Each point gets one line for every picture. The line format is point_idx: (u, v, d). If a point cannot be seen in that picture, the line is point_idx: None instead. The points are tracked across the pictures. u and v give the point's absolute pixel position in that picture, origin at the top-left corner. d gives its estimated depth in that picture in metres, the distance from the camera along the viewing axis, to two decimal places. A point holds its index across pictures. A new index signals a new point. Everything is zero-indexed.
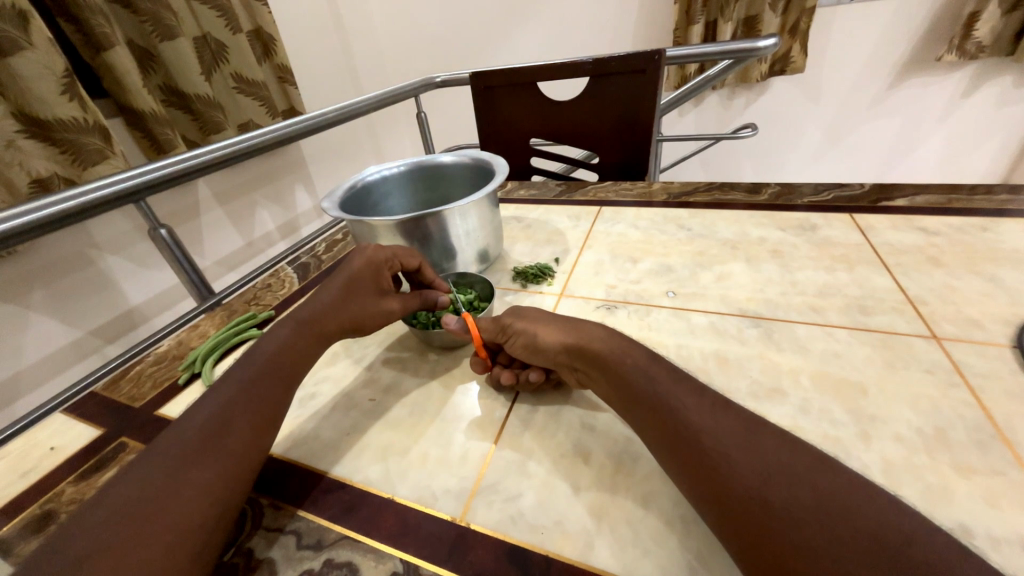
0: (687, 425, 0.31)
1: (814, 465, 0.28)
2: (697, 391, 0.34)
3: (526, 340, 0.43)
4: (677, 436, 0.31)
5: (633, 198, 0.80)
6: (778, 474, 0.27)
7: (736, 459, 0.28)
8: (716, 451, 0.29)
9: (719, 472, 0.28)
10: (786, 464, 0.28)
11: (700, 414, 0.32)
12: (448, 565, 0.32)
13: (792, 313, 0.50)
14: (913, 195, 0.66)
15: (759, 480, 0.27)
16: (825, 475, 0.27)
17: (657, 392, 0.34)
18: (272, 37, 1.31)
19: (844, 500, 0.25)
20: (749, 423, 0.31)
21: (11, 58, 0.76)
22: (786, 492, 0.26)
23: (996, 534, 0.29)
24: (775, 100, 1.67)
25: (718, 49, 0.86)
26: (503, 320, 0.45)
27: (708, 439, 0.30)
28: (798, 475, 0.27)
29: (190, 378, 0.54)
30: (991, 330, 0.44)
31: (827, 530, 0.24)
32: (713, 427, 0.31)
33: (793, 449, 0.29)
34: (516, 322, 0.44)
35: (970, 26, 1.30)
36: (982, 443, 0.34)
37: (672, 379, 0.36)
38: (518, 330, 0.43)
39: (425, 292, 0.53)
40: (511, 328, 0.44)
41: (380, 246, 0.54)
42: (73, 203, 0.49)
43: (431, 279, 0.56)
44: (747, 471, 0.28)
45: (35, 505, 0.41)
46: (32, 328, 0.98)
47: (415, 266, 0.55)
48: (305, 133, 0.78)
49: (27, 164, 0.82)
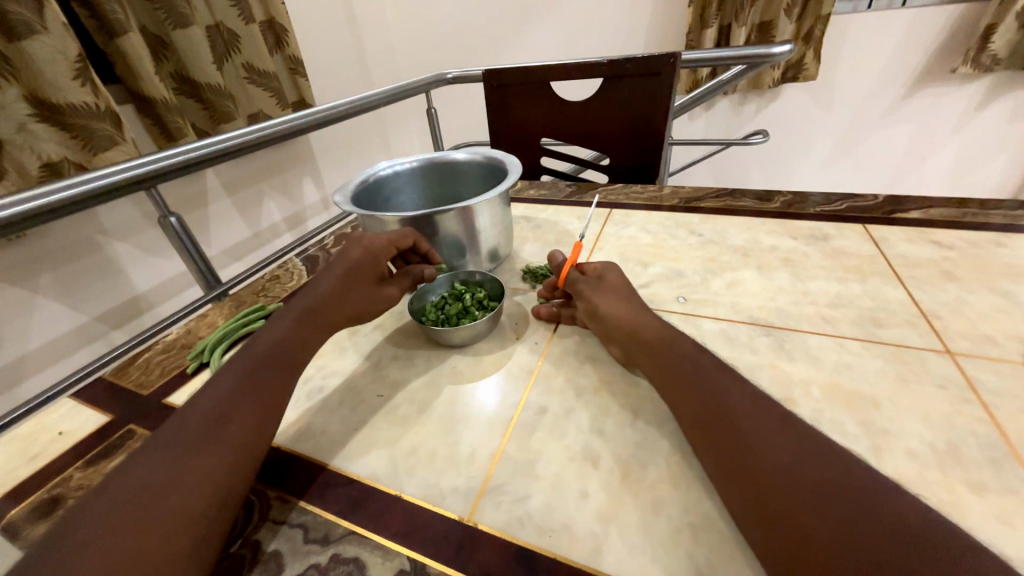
0: (722, 409, 0.33)
1: (840, 459, 0.28)
2: (729, 385, 0.35)
3: (588, 306, 0.48)
4: (710, 418, 0.33)
5: (644, 201, 0.79)
6: (806, 462, 0.28)
7: (765, 445, 0.30)
8: (747, 435, 0.31)
9: (746, 454, 0.30)
10: (815, 453, 0.29)
11: (734, 402, 0.33)
12: (455, 566, 0.32)
13: (804, 323, 0.49)
14: (926, 207, 0.66)
15: (785, 466, 0.28)
16: (851, 468, 0.28)
17: (696, 379, 0.36)
18: (285, 28, 1.31)
19: (867, 491, 0.26)
20: (781, 418, 0.32)
21: (24, 42, 0.76)
22: (812, 478, 0.27)
23: (1012, 555, 0.28)
24: (787, 107, 1.66)
25: (733, 54, 0.85)
26: (578, 286, 0.50)
27: (740, 423, 0.32)
28: (824, 464, 0.28)
29: (198, 368, 0.54)
30: (1005, 347, 0.43)
31: (846, 511, 0.25)
32: (745, 414, 0.32)
33: (823, 443, 0.30)
34: (587, 290, 0.48)
35: (986, 38, 1.29)
36: (996, 461, 0.34)
37: (714, 368, 0.37)
38: (587, 296, 0.48)
39: (413, 268, 0.56)
40: (582, 293, 0.49)
41: (375, 234, 0.54)
42: (85, 188, 0.49)
43: (426, 252, 0.57)
44: (776, 455, 0.29)
45: (43, 490, 0.41)
46: (39, 312, 0.98)
47: (409, 245, 0.55)
48: (316, 126, 0.78)
49: (37, 148, 0.82)
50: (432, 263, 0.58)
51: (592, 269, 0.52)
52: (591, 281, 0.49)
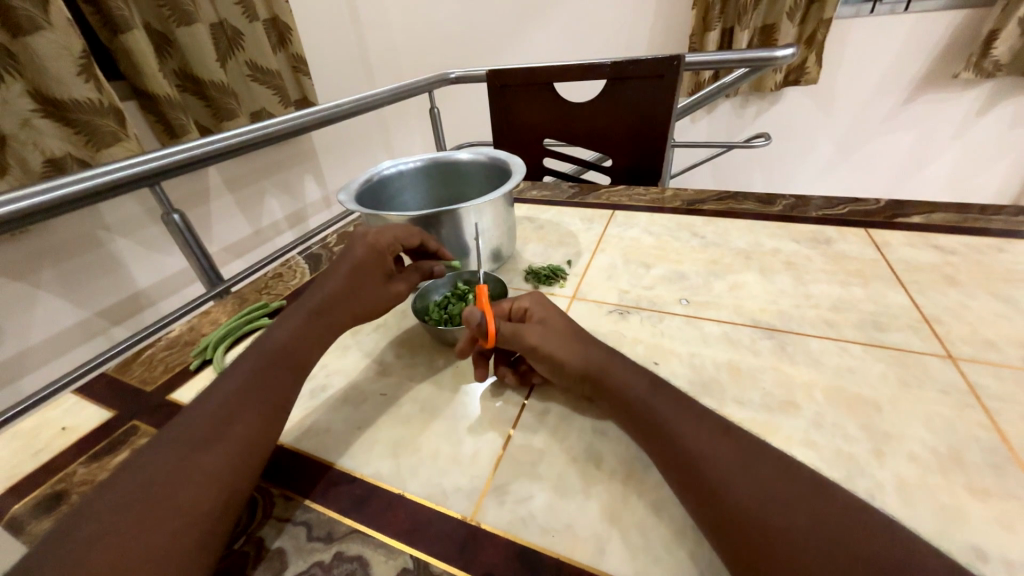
0: (684, 445, 0.32)
1: (812, 491, 0.27)
2: (693, 409, 0.35)
3: (550, 365, 0.40)
4: (675, 455, 0.32)
5: (646, 203, 0.80)
6: (778, 500, 0.27)
7: (734, 485, 0.29)
8: (715, 478, 0.29)
9: (718, 490, 0.29)
10: (786, 483, 0.28)
11: (698, 439, 0.32)
12: (458, 564, 0.32)
13: (805, 326, 0.50)
14: (929, 212, 0.66)
15: (758, 507, 0.27)
16: (823, 502, 0.27)
17: (657, 420, 0.34)
18: (288, 26, 1.31)
19: (840, 517, 0.26)
20: (749, 449, 0.31)
21: (30, 37, 0.76)
22: (787, 518, 0.26)
23: (1011, 558, 0.29)
24: (788, 110, 1.66)
25: (737, 57, 0.85)
26: (530, 341, 0.40)
27: (706, 448, 0.31)
28: (797, 500, 0.27)
29: (201, 365, 0.54)
30: (1005, 352, 0.43)
31: (831, 545, 0.24)
32: (711, 452, 0.31)
33: (793, 476, 0.28)
34: (543, 344, 0.40)
35: (989, 44, 1.29)
36: (997, 465, 0.34)
37: (671, 399, 0.36)
38: (546, 355, 0.40)
39: (421, 264, 0.57)
40: (541, 350, 0.40)
41: (381, 229, 0.53)
42: (90, 184, 0.50)
43: (435, 249, 0.57)
44: (745, 496, 0.28)
45: (47, 485, 0.41)
46: (40, 308, 0.98)
47: (416, 243, 0.55)
48: (320, 123, 0.78)
49: (41, 144, 0.83)
50: (440, 259, 0.58)
51: (523, 312, 0.43)
52: (540, 329, 0.41)
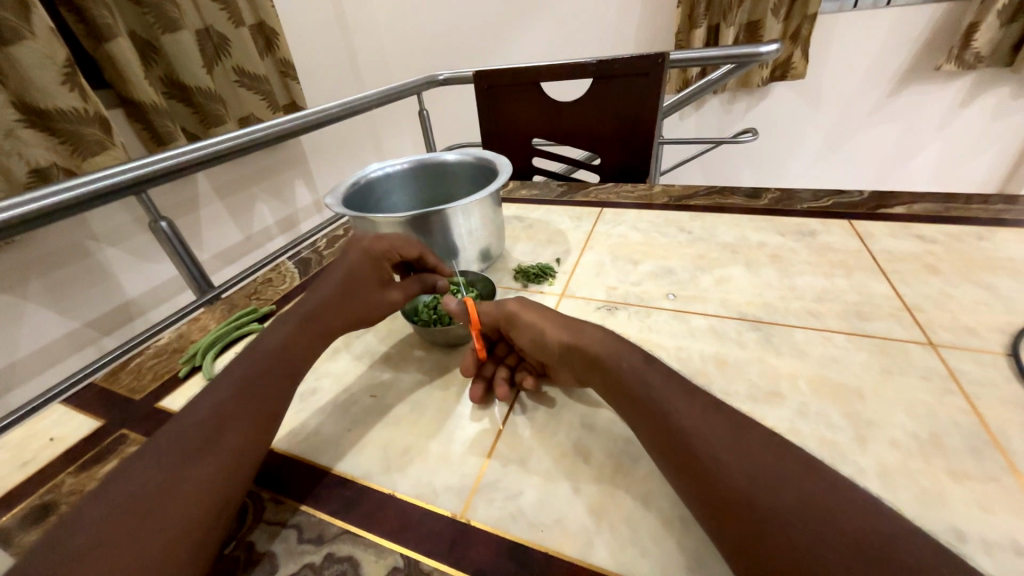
0: (679, 425, 0.32)
1: (800, 467, 0.28)
2: (685, 390, 0.35)
3: (532, 335, 0.42)
4: (669, 434, 0.32)
5: (635, 200, 0.80)
6: (768, 477, 0.27)
7: (725, 460, 0.29)
8: (706, 456, 0.29)
9: (709, 470, 0.29)
10: (775, 463, 0.28)
11: (690, 418, 0.32)
12: (449, 562, 0.32)
13: (790, 317, 0.50)
14: (911, 203, 0.67)
15: (748, 482, 0.27)
16: (812, 477, 0.27)
17: (649, 400, 0.34)
18: (274, 30, 1.30)
19: (827, 497, 0.26)
20: (740, 429, 0.31)
21: (11, 47, 0.76)
22: (775, 494, 0.26)
23: (989, 539, 0.29)
24: (775, 106, 1.68)
25: (722, 54, 0.86)
26: (509, 307, 0.44)
27: (698, 426, 0.31)
28: (786, 475, 0.27)
29: (190, 372, 0.54)
30: (985, 338, 0.44)
31: (816, 526, 0.25)
32: (704, 432, 0.31)
33: (781, 453, 0.29)
34: (523, 312, 0.43)
35: (969, 36, 1.31)
36: (976, 449, 0.35)
37: (663, 378, 0.36)
38: (525, 322, 0.43)
39: (423, 276, 0.55)
40: (518, 318, 0.43)
41: (377, 236, 0.53)
42: (74, 193, 0.49)
43: (433, 265, 0.56)
44: (736, 472, 0.28)
45: (34, 497, 0.41)
46: (28, 320, 0.97)
47: (414, 255, 0.55)
48: (307, 128, 0.78)
49: (26, 154, 0.82)
50: (441, 274, 0.57)
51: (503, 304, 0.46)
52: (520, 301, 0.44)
